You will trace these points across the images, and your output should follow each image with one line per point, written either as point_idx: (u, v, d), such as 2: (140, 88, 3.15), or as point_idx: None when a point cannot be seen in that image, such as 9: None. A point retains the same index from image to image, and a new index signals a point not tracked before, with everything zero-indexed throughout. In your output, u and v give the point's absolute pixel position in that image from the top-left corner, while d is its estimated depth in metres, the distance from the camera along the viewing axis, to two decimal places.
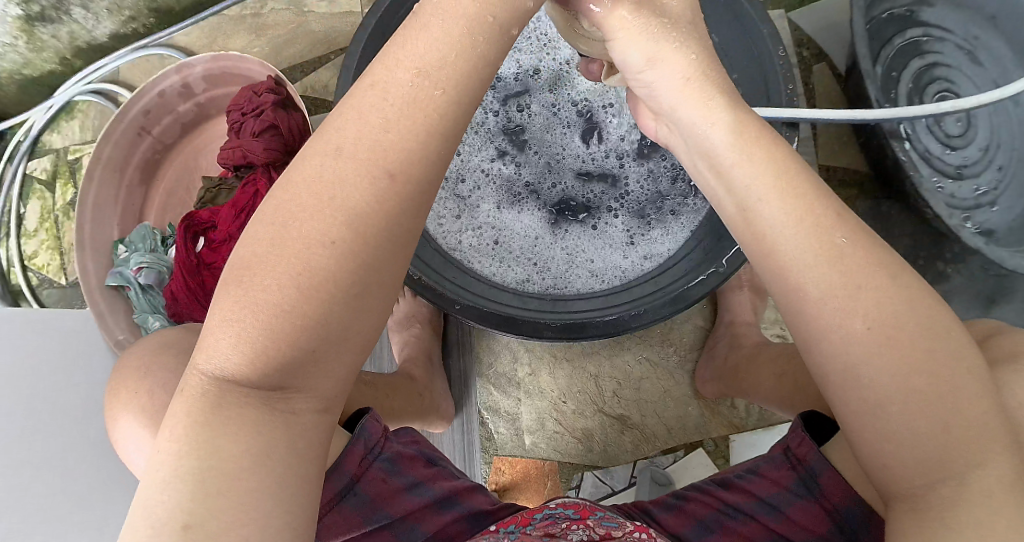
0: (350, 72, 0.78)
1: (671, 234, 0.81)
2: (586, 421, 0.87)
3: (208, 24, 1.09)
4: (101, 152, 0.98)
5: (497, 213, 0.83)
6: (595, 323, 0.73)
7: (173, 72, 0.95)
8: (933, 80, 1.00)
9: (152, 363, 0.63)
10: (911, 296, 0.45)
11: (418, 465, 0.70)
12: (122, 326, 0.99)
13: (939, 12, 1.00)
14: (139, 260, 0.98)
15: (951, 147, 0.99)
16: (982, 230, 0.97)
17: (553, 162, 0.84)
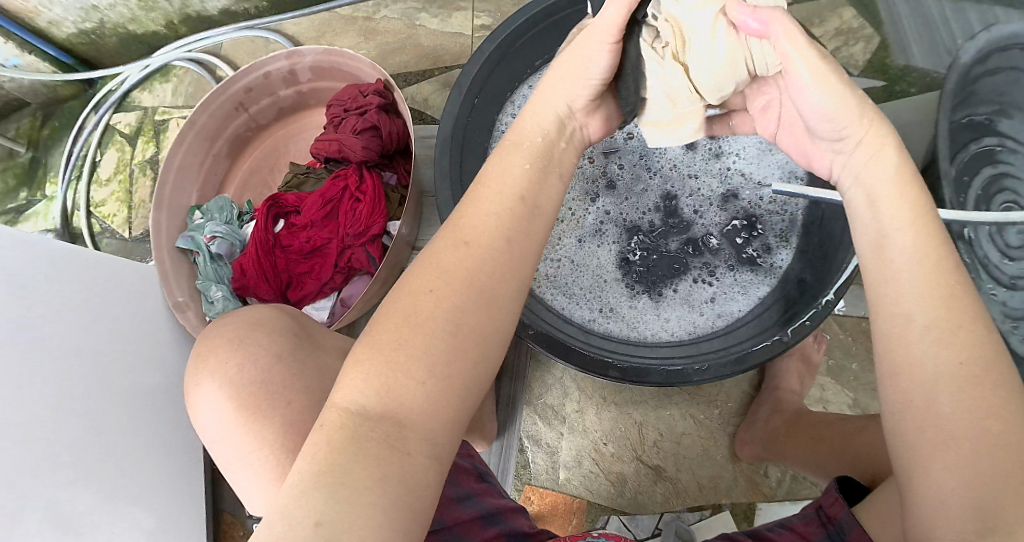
0: (462, 90, 0.80)
1: (747, 293, 0.83)
2: (623, 466, 0.88)
3: (319, 18, 1.14)
4: (199, 118, 1.00)
5: (583, 247, 0.86)
6: (658, 369, 0.75)
7: (284, 58, 0.98)
8: (1001, 189, 0.99)
9: (248, 334, 0.64)
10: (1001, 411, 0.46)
11: (470, 478, 0.72)
12: (184, 289, 1.01)
13: (1017, 124, 0.98)
14: (215, 229, 1.01)
15: (1009, 258, 0.98)
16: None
17: (639, 208, 0.86)
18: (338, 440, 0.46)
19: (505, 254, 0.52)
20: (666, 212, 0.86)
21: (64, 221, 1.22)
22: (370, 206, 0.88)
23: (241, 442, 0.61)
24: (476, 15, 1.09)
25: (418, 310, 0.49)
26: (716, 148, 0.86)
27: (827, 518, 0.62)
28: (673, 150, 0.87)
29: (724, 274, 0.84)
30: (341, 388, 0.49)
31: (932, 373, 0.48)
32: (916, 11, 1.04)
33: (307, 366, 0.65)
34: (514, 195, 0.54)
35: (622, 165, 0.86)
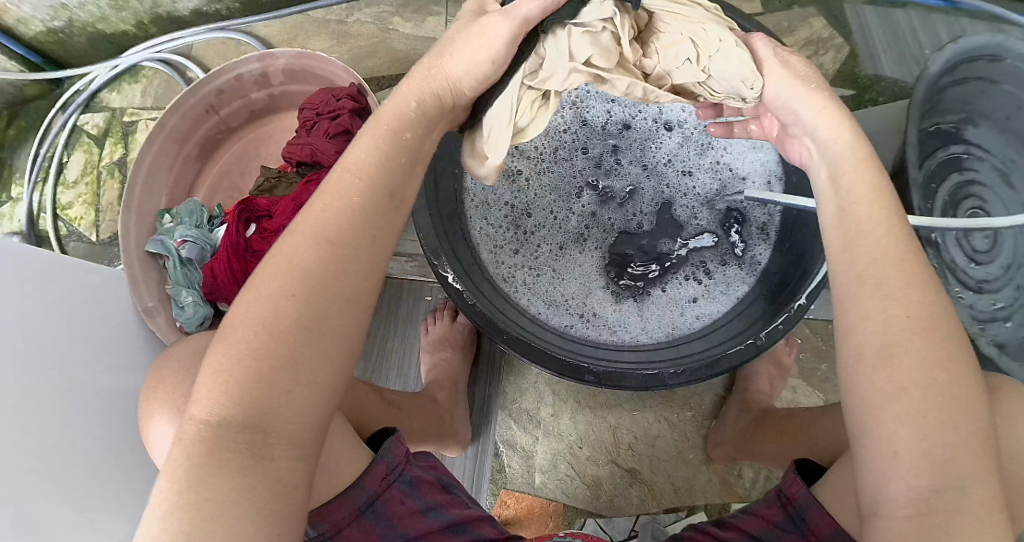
0: None
1: (725, 295, 0.83)
2: (598, 469, 0.89)
3: (292, 20, 1.13)
4: (168, 121, 0.99)
5: (563, 252, 0.86)
6: (633, 372, 0.76)
7: (255, 60, 0.98)
8: (968, 195, 1.02)
9: (192, 369, 0.65)
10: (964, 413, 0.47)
11: (435, 490, 0.70)
12: (153, 294, 0.99)
13: (983, 132, 1.03)
14: (184, 233, 0.99)
15: (975, 261, 1.01)
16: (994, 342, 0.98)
17: (620, 212, 0.86)
18: (200, 453, 0.47)
19: (362, 255, 0.52)
20: (646, 217, 0.86)
21: (30, 224, 1.19)
22: None
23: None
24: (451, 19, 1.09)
25: (275, 316, 0.49)
26: (697, 154, 0.86)
27: (787, 498, 0.65)
28: (652, 156, 0.87)
29: (704, 276, 0.84)
30: (198, 399, 0.49)
31: (896, 374, 0.49)
32: (884, 21, 1.06)
33: None
34: (377, 192, 0.54)
35: (600, 171, 0.87)
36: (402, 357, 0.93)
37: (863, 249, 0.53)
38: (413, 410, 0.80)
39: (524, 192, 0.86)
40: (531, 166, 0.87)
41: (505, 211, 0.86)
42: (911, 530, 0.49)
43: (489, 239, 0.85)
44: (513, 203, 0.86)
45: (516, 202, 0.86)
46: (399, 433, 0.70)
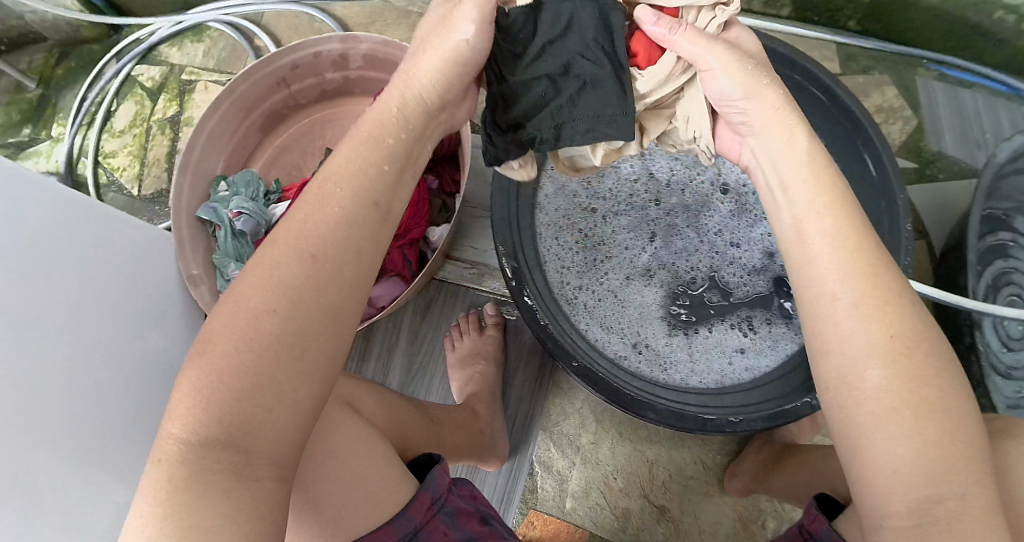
0: None
1: (774, 351, 0.81)
2: (629, 502, 0.88)
3: (372, 5, 1.11)
4: (238, 88, 0.97)
5: (623, 284, 0.85)
6: (685, 411, 0.75)
7: (338, 40, 0.96)
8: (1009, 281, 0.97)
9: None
10: None
11: (475, 523, 0.63)
12: (199, 261, 0.96)
13: None
14: (240, 205, 0.97)
15: (1008, 346, 0.98)
16: None
17: (679, 255, 0.86)
18: (200, 463, 0.46)
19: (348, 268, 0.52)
20: (703, 265, 0.85)
21: (68, 168, 1.15)
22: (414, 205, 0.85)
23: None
24: None
25: (250, 324, 0.48)
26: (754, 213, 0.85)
27: (807, 533, 0.60)
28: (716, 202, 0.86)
29: (750, 330, 0.82)
30: (173, 416, 0.48)
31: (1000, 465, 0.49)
32: (953, 102, 1.07)
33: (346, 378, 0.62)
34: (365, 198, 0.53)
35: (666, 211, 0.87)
36: (441, 370, 0.90)
37: (853, 285, 0.51)
38: (452, 424, 0.78)
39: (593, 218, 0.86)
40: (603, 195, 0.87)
41: (572, 233, 0.85)
42: None
43: (554, 258, 0.83)
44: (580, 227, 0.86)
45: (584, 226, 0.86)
46: (442, 461, 0.65)
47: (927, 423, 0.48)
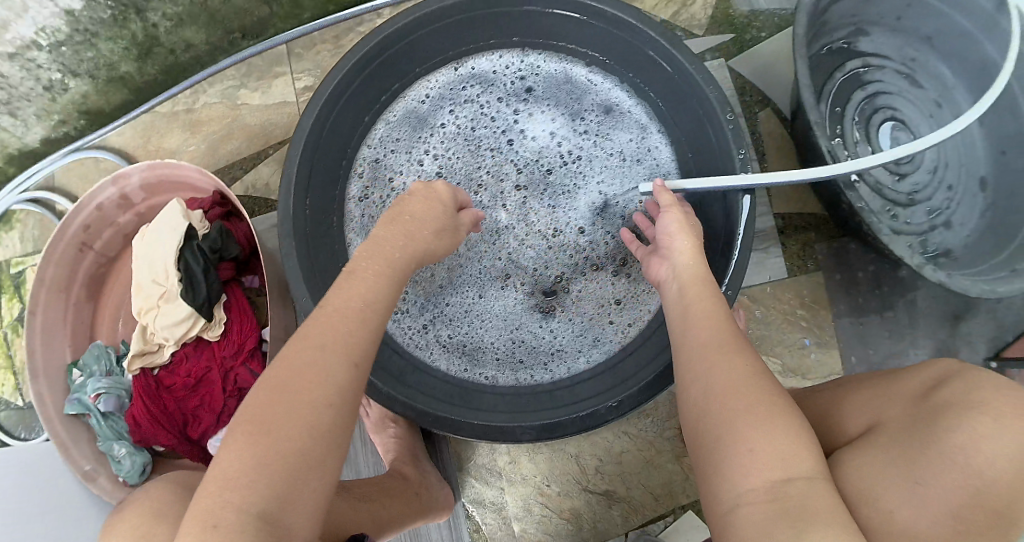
0: (294, 161, 0.72)
1: (620, 323, 0.82)
2: (573, 501, 0.86)
3: (141, 121, 1.00)
4: (44, 273, 0.92)
5: (479, 301, 0.83)
6: (569, 414, 0.69)
7: (110, 184, 0.91)
8: (878, 109, 0.99)
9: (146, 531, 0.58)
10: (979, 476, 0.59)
11: None
12: (88, 455, 0.92)
13: (875, 41, 1.00)
14: (96, 386, 0.94)
15: (900, 175, 1.03)
16: (938, 251, 1.01)
17: (495, 246, 0.84)
18: None
19: None
20: (525, 254, 0.84)
21: None
22: (240, 317, 0.86)
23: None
24: (298, 76, 0.98)
25: None
26: (520, 193, 0.84)
27: None
28: (513, 187, 0.84)
29: (605, 306, 0.82)
30: None
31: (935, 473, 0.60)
32: None
33: None
34: None
35: (465, 225, 0.84)
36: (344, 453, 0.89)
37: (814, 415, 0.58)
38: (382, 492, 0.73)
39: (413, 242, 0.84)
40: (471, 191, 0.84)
41: (397, 270, 0.83)
42: None
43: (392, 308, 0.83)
44: None
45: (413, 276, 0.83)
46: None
47: (784, 452, 0.52)
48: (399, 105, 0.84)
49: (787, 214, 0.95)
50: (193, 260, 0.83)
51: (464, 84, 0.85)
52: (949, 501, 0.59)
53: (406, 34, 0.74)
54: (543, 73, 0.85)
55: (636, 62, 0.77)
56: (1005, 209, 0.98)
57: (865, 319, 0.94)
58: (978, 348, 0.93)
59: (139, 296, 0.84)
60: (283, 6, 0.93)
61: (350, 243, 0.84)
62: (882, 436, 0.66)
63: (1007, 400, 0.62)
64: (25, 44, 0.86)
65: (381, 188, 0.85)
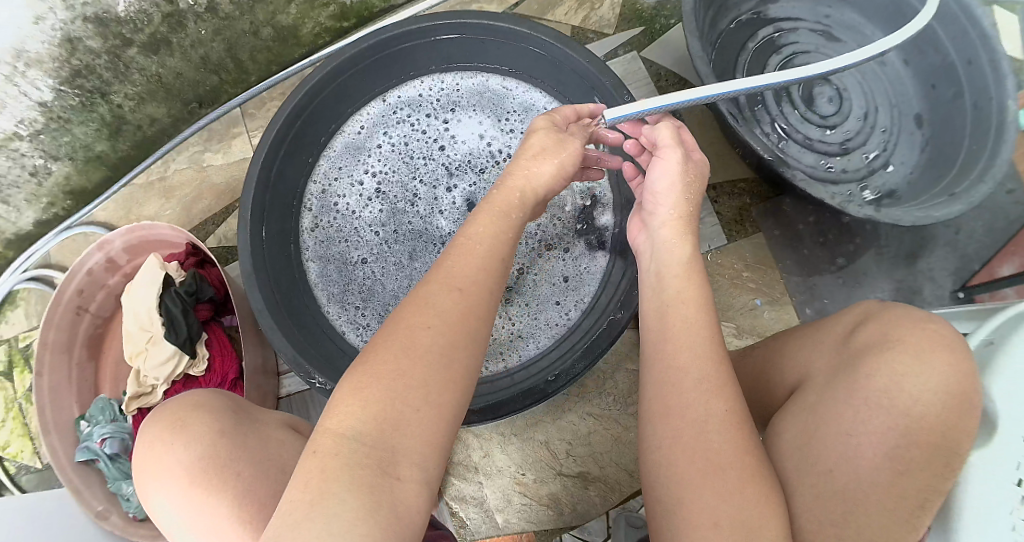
0: (252, 178, 0.82)
1: (564, 303, 0.91)
2: (550, 486, 0.90)
3: (121, 195, 1.10)
4: (46, 338, 1.00)
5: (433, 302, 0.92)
6: (513, 395, 0.79)
7: (95, 250, 1.00)
8: (797, 68, 1.05)
9: (188, 416, 0.71)
10: (922, 384, 0.58)
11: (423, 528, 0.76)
12: (100, 498, 1.00)
13: (784, 7, 1.06)
14: (102, 431, 1.01)
15: (830, 126, 1.06)
16: (883, 192, 1.05)
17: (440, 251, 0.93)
18: None
19: None
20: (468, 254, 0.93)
21: None
22: (220, 352, 0.95)
23: (201, 516, 0.68)
24: (254, 134, 1.10)
25: None
26: (457, 201, 0.94)
27: None
28: (449, 194, 0.94)
29: (551, 289, 0.91)
30: None
31: (898, 383, 0.59)
32: None
33: (249, 441, 0.72)
34: None
35: (412, 237, 0.94)
36: None
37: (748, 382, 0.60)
38: None
39: (366, 258, 0.94)
40: (407, 205, 0.94)
41: (355, 288, 0.93)
42: (890, 471, 0.58)
43: (352, 323, 0.92)
44: (360, 278, 0.93)
45: (367, 292, 0.93)
46: None
47: (703, 422, 0.59)
48: (339, 138, 0.94)
49: (716, 184, 1.01)
50: (171, 303, 0.91)
51: (393, 111, 0.96)
52: (886, 435, 0.58)
53: (333, 74, 0.85)
54: (464, 88, 0.96)
55: (544, 59, 0.87)
56: (939, 143, 1.03)
57: (821, 273, 0.99)
58: (942, 283, 0.98)
59: (129, 344, 0.93)
60: (230, 73, 1.05)
61: (310, 271, 0.93)
62: (810, 394, 0.64)
63: (927, 332, 0.60)
64: (8, 136, 0.96)
65: (332, 216, 0.94)
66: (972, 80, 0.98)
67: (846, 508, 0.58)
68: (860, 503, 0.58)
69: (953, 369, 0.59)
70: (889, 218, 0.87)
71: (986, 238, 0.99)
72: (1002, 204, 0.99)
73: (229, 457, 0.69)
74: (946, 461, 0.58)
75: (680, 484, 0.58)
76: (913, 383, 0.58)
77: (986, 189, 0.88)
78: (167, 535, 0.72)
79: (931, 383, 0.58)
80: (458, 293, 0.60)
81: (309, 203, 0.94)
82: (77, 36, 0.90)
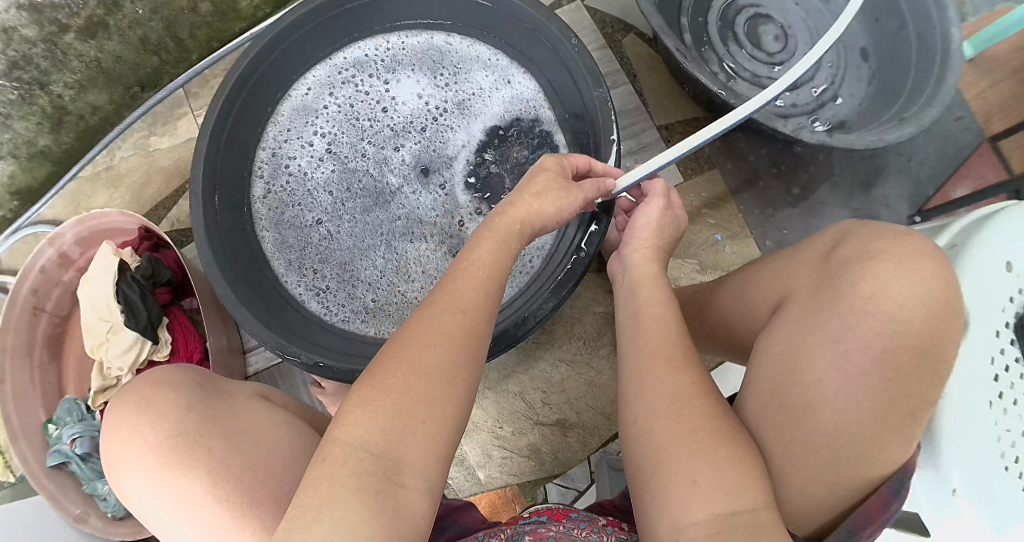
0: (201, 154, 0.81)
1: None
2: (529, 437, 0.90)
3: (69, 191, 1.05)
4: (5, 342, 0.98)
5: (391, 259, 0.92)
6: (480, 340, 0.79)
7: (47, 246, 0.98)
8: (739, 11, 1.08)
9: (151, 395, 0.70)
10: (886, 289, 0.58)
11: None
12: (76, 500, 0.98)
13: None
14: (71, 432, 0.98)
15: (778, 63, 1.07)
16: (833, 123, 1.07)
17: (394, 209, 0.93)
18: None
19: None
20: (421, 209, 0.93)
21: None
22: (184, 336, 0.93)
23: (173, 493, 0.66)
24: (200, 114, 1.06)
25: None
26: (408, 157, 0.94)
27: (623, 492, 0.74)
28: (400, 151, 0.94)
29: None
30: None
31: (864, 289, 0.59)
32: None
33: (220, 415, 0.70)
34: None
35: (365, 197, 0.94)
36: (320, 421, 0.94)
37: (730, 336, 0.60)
38: None
39: (319, 221, 0.93)
40: (359, 167, 0.94)
41: (310, 253, 0.92)
42: (878, 381, 0.57)
43: (312, 287, 0.91)
44: (315, 242, 0.92)
45: (324, 252, 0.92)
46: None
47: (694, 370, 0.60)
48: (283, 101, 0.92)
49: (668, 124, 1.01)
50: (128, 289, 0.89)
51: (338, 71, 0.94)
52: (866, 344, 0.58)
53: (277, 35, 0.83)
54: (410, 46, 0.95)
55: (487, 11, 0.88)
56: (886, 76, 1.05)
57: (778, 206, 1.00)
58: (898, 209, 1.00)
59: (89, 336, 0.90)
60: (171, 53, 1.03)
61: (264, 239, 0.91)
62: (795, 308, 0.65)
63: (905, 244, 0.60)
64: None
65: (283, 182, 0.93)
66: (914, 11, 0.98)
67: (836, 422, 0.58)
68: (849, 416, 0.58)
69: (920, 274, 0.58)
70: (842, 143, 0.88)
71: (939, 163, 1.00)
72: (949, 128, 1.01)
73: (199, 430, 0.68)
74: (933, 367, 0.58)
75: (675, 421, 0.58)
76: (878, 289, 0.58)
77: (934, 111, 0.90)
78: (142, 517, 0.70)
79: (898, 288, 0.58)
80: (461, 314, 0.59)
81: (258, 170, 0.92)
82: (12, 24, 0.93)
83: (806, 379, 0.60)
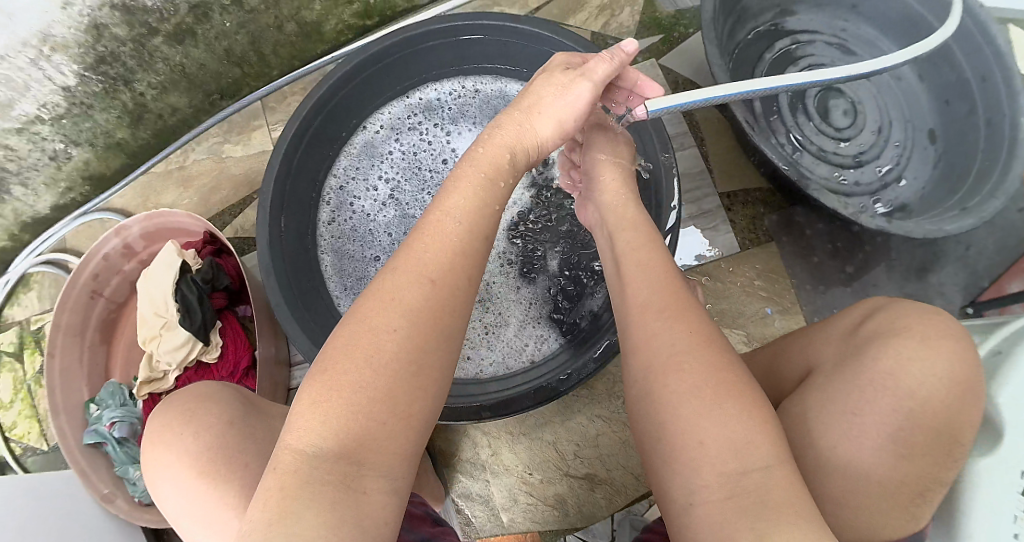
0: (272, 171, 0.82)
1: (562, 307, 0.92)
2: (556, 487, 0.90)
3: (140, 182, 1.12)
4: (60, 320, 1.01)
5: None
6: (522, 395, 0.79)
7: (113, 236, 1.01)
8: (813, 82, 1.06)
9: (195, 409, 0.71)
10: (941, 395, 0.58)
11: (427, 523, 0.74)
12: (107, 481, 1.01)
13: (802, 19, 1.08)
14: (111, 415, 1.01)
15: (845, 139, 1.07)
16: (894, 205, 1.05)
17: None
18: None
19: None
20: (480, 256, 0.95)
21: None
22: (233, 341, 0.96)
23: (208, 507, 0.67)
24: (274, 128, 1.12)
25: None
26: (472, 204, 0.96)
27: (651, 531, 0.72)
28: None
29: (549, 294, 0.92)
30: None
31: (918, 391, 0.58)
32: None
33: (258, 432, 0.72)
34: None
35: None
36: None
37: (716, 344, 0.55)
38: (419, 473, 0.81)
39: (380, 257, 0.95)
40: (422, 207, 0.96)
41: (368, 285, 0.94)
42: (892, 456, 0.58)
43: None
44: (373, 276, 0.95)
45: None
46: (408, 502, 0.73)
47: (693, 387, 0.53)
48: (359, 135, 0.95)
49: (731, 192, 1.02)
50: (187, 289, 0.92)
51: (413, 112, 0.97)
52: (886, 424, 0.58)
53: (361, 71, 0.86)
54: (482, 91, 0.97)
55: None
56: (951, 158, 1.03)
57: (831, 284, 0.99)
58: (951, 298, 0.99)
59: (143, 327, 0.93)
60: (253, 66, 1.06)
61: (325, 265, 0.94)
62: (821, 375, 0.63)
63: (930, 320, 0.60)
64: (29, 119, 0.95)
65: (348, 213, 0.96)
66: (986, 95, 0.98)
67: (850, 492, 0.58)
68: (862, 491, 0.58)
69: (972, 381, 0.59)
70: (898, 229, 0.86)
71: (998, 255, 0.99)
72: (1011, 221, 1.00)
73: (237, 448, 0.69)
74: (947, 447, 0.59)
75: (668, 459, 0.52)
76: (932, 393, 0.58)
77: (998, 204, 0.89)
78: (174, 524, 0.72)
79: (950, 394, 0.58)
80: (428, 285, 0.54)
81: (327, 197, 0.95)
82: (104, 23, 0.89)
83: (822, 451, 0.60)
